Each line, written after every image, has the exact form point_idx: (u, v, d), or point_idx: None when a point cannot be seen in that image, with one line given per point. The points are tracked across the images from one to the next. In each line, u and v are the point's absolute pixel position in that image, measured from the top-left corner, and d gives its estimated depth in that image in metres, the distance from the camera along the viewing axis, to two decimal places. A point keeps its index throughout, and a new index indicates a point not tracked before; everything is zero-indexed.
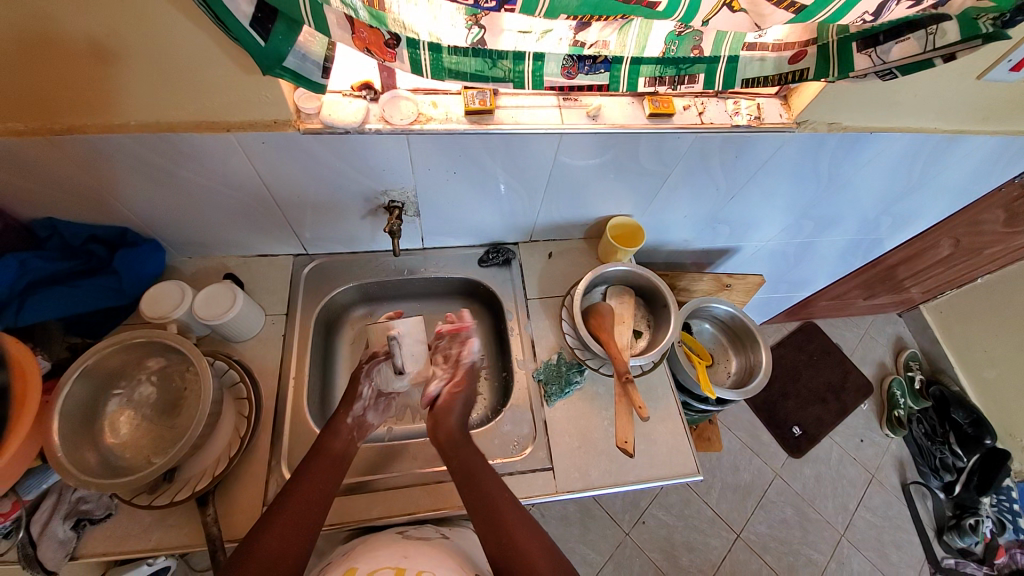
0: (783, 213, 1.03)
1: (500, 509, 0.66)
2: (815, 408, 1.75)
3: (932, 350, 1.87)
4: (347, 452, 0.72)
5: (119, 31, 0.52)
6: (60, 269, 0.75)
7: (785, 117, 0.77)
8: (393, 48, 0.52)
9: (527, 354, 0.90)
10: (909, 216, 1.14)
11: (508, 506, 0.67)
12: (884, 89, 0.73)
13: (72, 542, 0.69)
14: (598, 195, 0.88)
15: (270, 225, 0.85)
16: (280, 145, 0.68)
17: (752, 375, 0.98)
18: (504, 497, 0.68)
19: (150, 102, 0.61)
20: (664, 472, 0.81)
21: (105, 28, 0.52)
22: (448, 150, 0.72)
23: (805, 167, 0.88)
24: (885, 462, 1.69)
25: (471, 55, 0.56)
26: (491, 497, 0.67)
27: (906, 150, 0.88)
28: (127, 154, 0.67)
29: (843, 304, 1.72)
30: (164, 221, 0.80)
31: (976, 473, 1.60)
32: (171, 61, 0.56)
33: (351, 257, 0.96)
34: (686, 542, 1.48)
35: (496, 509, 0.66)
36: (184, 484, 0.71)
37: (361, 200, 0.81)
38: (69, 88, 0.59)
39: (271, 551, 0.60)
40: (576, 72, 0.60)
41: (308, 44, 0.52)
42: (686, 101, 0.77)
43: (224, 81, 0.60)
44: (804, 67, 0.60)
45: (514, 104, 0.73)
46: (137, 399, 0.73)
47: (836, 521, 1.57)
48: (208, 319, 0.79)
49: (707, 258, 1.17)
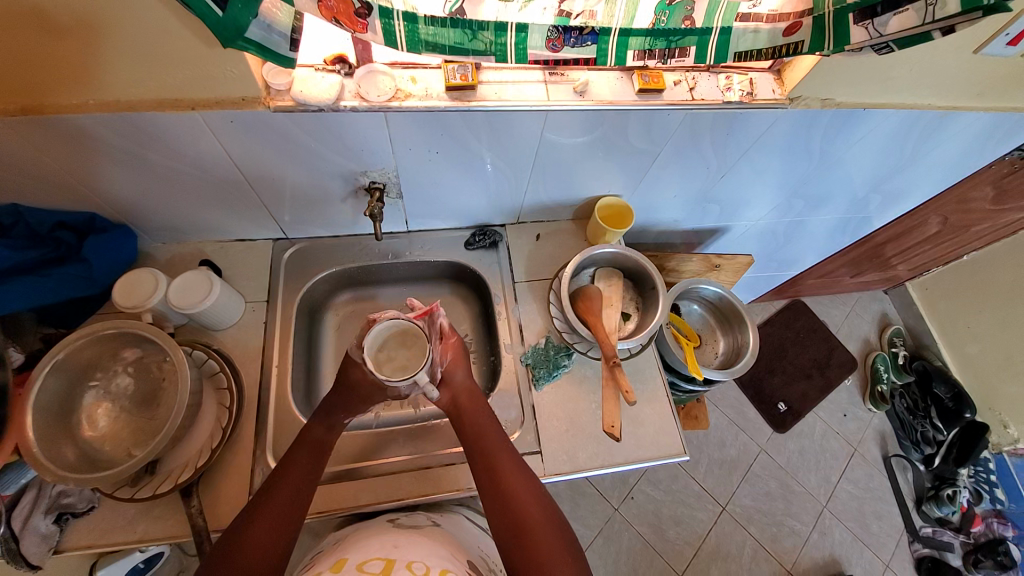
0: (774, 192, 1.01)
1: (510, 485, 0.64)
2: (801, 384, 1.77)
3: (916, 326, 1.89)
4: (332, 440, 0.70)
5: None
6: (28, 257, 0.71)
7: (778, 93, 0.75)
8: (364, 18, 0.49)
9: (515, 337, 0.89)
10: (898, 194, 1.13)
11: (518, 482, 0.65)
12: (879, 63, 0.71)
13: (55, 536, 0.67)
14: (586, 174, 0.86)
15: (247, 208, 0.81)
16: (250, 124, 0.64)
17: (741, 355, 0.98)
18: (516, 473, 0.66)
19: (108, 78, 0.57)
20: (652, 453, 0.81)
21: None
22: (428, 128, 0.69)
23: (797, 144, 0.86)
24: (867, 436, 1.73)
25: (449, 26, 0.52)
26: (502, 472, 0.65)
27: (898, 126, 0.87)
28: (88, 135, 0.63)
29: (831, 282, 1.73)
30: (132, 204, 0.76)
31: (956, 445, 1.63)
32: (125, 34, 0.52)
33: (332, 241, 0.93)
34: (673, 516, 1.52)
35: (505, 486, 0.64)
36: (166, 477, 0.69)
37: (341, 182, 0.78)
38: (24, 66, 0.55)
39: (259, 540, 0.59)
40: (561, 45, 0.56)
41: (271, 12, 0.48)
42: (677, 76, 0.74)
43: (188, 55, 0.56)
44: (798, 41, 0.58)
45: (498, 80, 0.69)
46: (114, 391, 0.71)
47: (818, 493, 1.61)
48: (184, 308, 0.76)
49: (697, 238, 1.15)
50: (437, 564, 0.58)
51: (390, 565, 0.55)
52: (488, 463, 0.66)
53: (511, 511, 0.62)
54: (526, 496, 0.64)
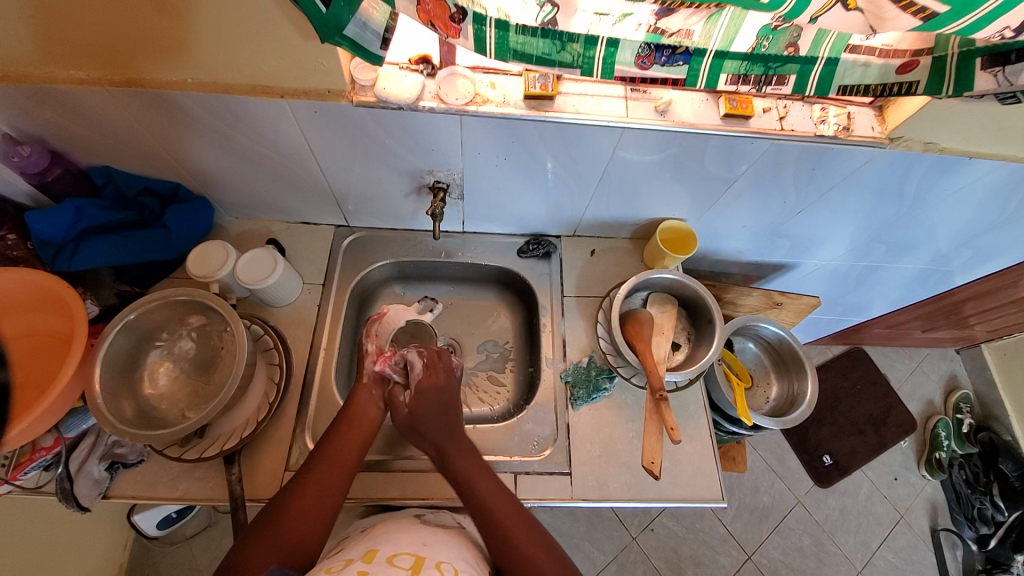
0: (851, 234, 0.94)
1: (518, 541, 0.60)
2: (851, 439, 1.65)
3: (989, 395, 1.73)
4: (378, 421, 0.71)
5: None
6: (112, 219, 0.77)
7: (877, 131, 0.69)
8: (458, 23, 0.49)
9: (558, 352, 0.87)
10: (992, 252, 1.03)
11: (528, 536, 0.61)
12: (997, 111, 0.64)
13: (105, 482, 0.72)
14: (653, 195, 0.83)
15: (314, 194, 0.84)
16: (331, 115, 0.66)
17: (794, 405, 0.92)
18: (534, 540, 0.61)
19: (209, 61, 0.60)
20: (686, 494, 0.77)
21: None
22: (501, 134, 0.69)
23: (887, 187, 0.80)
24: (918, 505, 1.59)
25: (540, 36, 0.51)
26: (516, 540, 0.60)
27: (1005, 180, 0.78)
28: (183, 111, 0.66)
29: (898, 334, 1.60)
30: (212, 178, 0.80)
31: (1015, 530, 1.49)
32: (224, 19, 0.54)
33: (389, 233, 0.95)
34: (693, 556, 1.45)
35: (524, 552, 0.60)
36: (213, 440, 0.72)
37: (406, 178, 0.79)
38: (138, 44, 0.58)
39: (303, 509, 0.60)
40: (650, 63, 0.55)
41: (369, 12, 0.49)
42: (767, 103, 0.70)
43: (281, 45, 0.57)
44: (914, 80, 0.53)
45: (577, 92, 0.68)
46: (176, 352, 0.75)
47: (855, 558, 1.49)
48: (249, 283, 0.79)
49: (758, 271, 1.09)
50: (465, 569, 0.57)
51: (421, 562, 0.55)
52: (489, 518, 0.62)
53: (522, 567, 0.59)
54: (536, 552, 0.60)
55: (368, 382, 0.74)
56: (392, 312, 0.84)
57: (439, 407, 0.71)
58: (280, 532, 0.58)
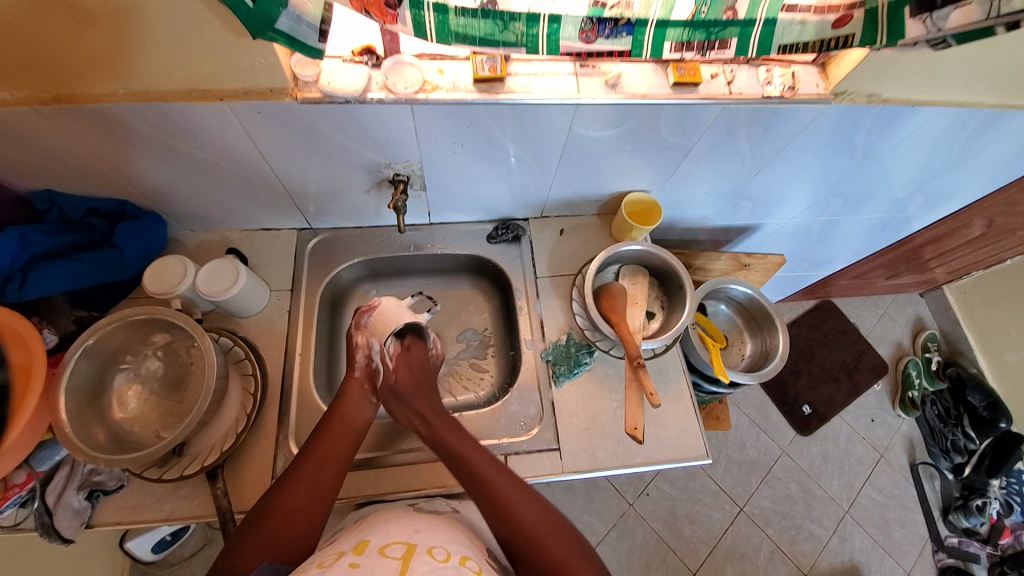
0: (809, 190, 0.97)
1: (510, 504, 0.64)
2: (827, 387, 1.72)
3: (952, 332, 1.81)
4: (366, 423, 0.72)
5: None
6: (62, 243, 0.74)
7: (822, 87, 0.71)
8: (394, 10, 0.47)
9: (536, 333, 0.88)
10: (943, 194, 1.07)
11: (520, 497, 0.66)
12: (932, 58, 0.66)
13: (87, 511, 0.70)
14: (614, 169, 0.83)
15: (273, 198, 0.82)
16: (277, 115, 0.64)
17: (768, 359, 0.95)
18: (530, 502, 0.66)
19: (139, 69, 0.58)
20: (672, 455, 0.80)
21: None
22: (455, 121, 0.68)
23: (838, 140, 0.82)
24: (894, 442, 1.67)
25: (481, 16, 0.50)
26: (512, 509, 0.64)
27: (948, 124, 0.82)
28: (121, 125, 0.64)
29: (863, 283, 1.66)
30: (161, 191, 0.77)
31: (987, 456, 1.59)
32: (150, 23, 0.52)
33: (355, 231, 0.94)
34: (688, 515, 1.50)
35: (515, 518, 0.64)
36: (193, 458, 0.71)
37: (364, 173, 0.78)
38: (63, 59, 0.56)
39: (291, 509, 0.61)
40: (595, 36, 0.54)
41: (302, 5, 0.47)
42: (714, 69, 0.70)
43: (214, 48, 0.56)
44: (849, 33, 0.54)
45: (527, 72, 0.67)
46: (144, 373, 0.73)
47: (840, 498, 1.57)
48: (212, 295, 0.77)
49: (725, 235, 1.12)
50: (457, 550, 0.58)
51: (412, 549, 0.55)
52: (485, 490, 0.66)
53: (518, 528, 0.63)
54: (530, 510, 0.65)
55: (359, 377, 0.75)
56: (384, 304, 0.78)
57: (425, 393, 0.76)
58: (272, 531, 0.59)
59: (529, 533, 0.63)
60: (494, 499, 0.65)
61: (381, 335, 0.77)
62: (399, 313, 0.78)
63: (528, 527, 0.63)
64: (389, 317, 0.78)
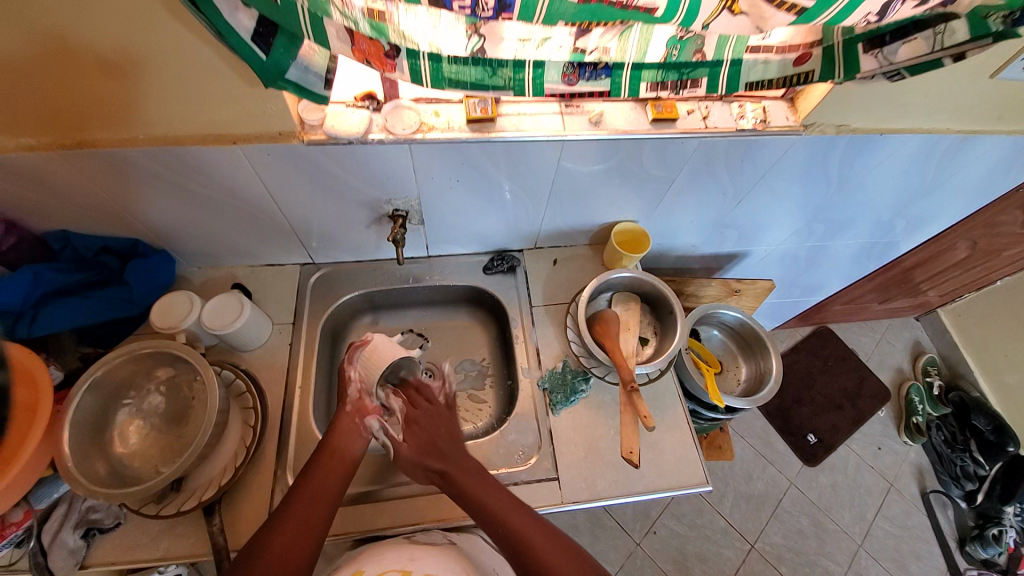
0: (792, 217, 1.01)
1: (527, 537, 0.63)
2: (831, 415, 1.71)
3: (952, 355, 1.81)
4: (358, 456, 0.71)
5: (117, 38, 0.52)
6: (73, 279, 0.77)
7: (792, 120, 0.77)
8: (393, 59, 0.53)
9: (533, 361, 0.89)
10: (924, 218, 1.11)
11: (538, 532, 0.64)
12: (891, 90, 0.72)
13: (82, 551, 0.69)
14: (603, 200, 0.87)
15: (277, 235, 0.86)
16: (284, 156, 0.68)
17: (763, 382, 0.96)
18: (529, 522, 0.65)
19: (159, 116, 0.63)
20: (673, 482, 0.79)
21: (100, 35, 0.52)
22: (450, 158, 0.73)
23: (814, 169, 0.86)
24: (904, 471, 1.64)
25: (471, 64, 0.55)
26: (511, 524, 0.64)
27: (917, 151, 0.86)
28: (138, 167, 0.68)
29: (857, 308, 1.68)
30: (171, 230, 0.81)
31: (999, 482, 1.54)
32: (176, 74, 0.57)
33: (356, 265, 0.97)
34: (698, 553, 1.45)
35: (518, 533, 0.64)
36: (191, 493, 0.71)
37: (365, 210, 0.82)
38: (92, 109, 0.61)
39: (284, 545, 0.60)
40: (576, 79, 0.59)
41: (309, 56, 0.53)
42: (690, 106, 0.76)
43: (228, 96, 0.61)
44: (809, 70, 0.59)
45: (516, 112, 0.73)
46: (146, 409, 0.74)
47: (853, 532, 1.52)
48: (215, 329, 0.80)
49: (717, 262, 1.15)
50: None
51: None
52: (481, 506, 0.66)
53: (539, 567, 0.61)
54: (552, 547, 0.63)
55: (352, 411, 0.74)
56: (376, 340, 0.79)
57: (442, 436, 0.74)
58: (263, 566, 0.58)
59: (553, 574, 0.61)
60: (508, 531, 0.64)
61: (377, 370, 0.77)
62: (392, 348, 0.79)
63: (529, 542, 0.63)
64: (381, 352, 0.78)
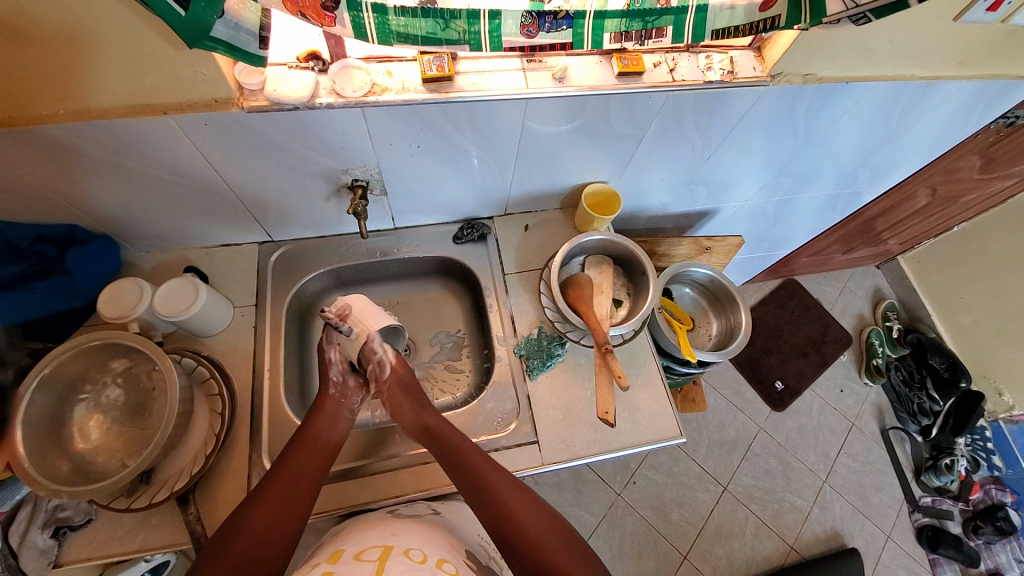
0: (761, 170, 1.01)
1: (537, 539, 0.62)
2: (798, 362, 1.78)
3: (910, 300, 1.90)
4: (338, 441, 0.70)
5: None
6: (10, 271, 0.70)
7: (759, 70, 0.75)
8: (332, 11, 0.48)
9: (508, 329, 0.89)
10: (887, 166, 1.12)
11: (505, 485, 0.66)
12: (857, 35, 0.71)
13: (53, 550, 0.67)
14: (571, 161, 0.85)
15: (230, 213, 0.81)
16: (225, 126, 0.63)
17: (734, 336, 0.99)
18: (499, 477, 0.67)
19: (83, 86, 0.56)
20: (649, 438, 0.81)
21: None
22: (409, 123, 0.69)
23: (782, 119, 0.85)
24: (865, 410, 1.74)
25: (421, 16, 0.51)
26: (485, 481, 0.66)
27: (883, 99, 0.86)
28: (59, 146, 0.62)
29: (822, 260, 1.73)
30: (112, 213, 0.75)
31: (952, 415, 1.66)
32: (91, 38, 0.51)
33: (318, 241, 0.93)
34: (676, 498, 1.53)
35: (490, 489, 0.65)
36: (162, 484, 0.69)
37: (322, 181, 0.77)
38: (5, 84, 0.54)
39: (263, 525, 0.59)
40: (536, 31, 0.55)
41: (238, 12, 0.48)
42: (657, 57, 0.73)
43: (154, 60, 0.55)
44: (775, 14, 0.56)
45: (475, 69, 0.68)
46: (105, 403, 0.70)
47: (818, 468, 1.62)
48: (171, 315, 0.75)
49: (687, 220, 1.15)
50: (434, 552, 0.58)
51: (388, 551, 0.56)
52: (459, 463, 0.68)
53: (505, 512, 0.64)
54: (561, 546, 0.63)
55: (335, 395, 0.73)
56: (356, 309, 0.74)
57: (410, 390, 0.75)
58: (244, 546, 0.57)
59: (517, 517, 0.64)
60: (517, 534, 0.63)
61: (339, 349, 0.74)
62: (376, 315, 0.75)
63: (498, 493, 0.65)
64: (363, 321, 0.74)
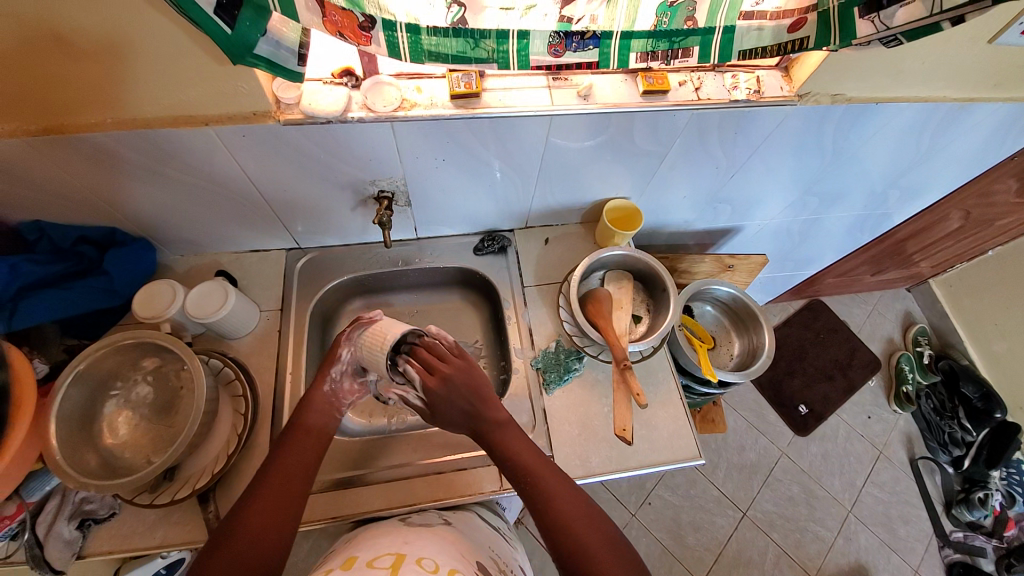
0: (787, 189, 0.99)
1: (574, 525, 0.60)
2: (822, 385, 1.73)
3: (942, 325, 1.83)
4: (328, 430, 0.70)
5: (74, 13, 0.49)
6: (52, 271, 0.73)
7: (786, 90, 0.74)
8: (368, 31, 0.50)
9: (525, 342, 0.89)
10: (919, 187, 1.10)
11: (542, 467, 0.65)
12: (887, 56, 0.70)
13: (78, 542, 0.69)
14: (594, 177, 0.85)
15: (261, 221, 0.84)
16: (261, 138, 0.66)
17: (756, 356, 0.97)
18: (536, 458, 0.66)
19: (131, 96, 0.59)
20: (666, 457, 0.80)
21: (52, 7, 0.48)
22: (436, 137, 0.70)
23: (809, 139, 0.84)
24: (893, 438, 1.67)
25: (452, 35, 0.53)
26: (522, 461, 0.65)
27: (914, 120, 0.85)
28: (106, 152, 0.65)
29: (849, 281, 1.69)
30: (150, 218, 0.79)
31: (985, 447, 1.58)
32: (142, 52, 0.54)
33: (344, 250, 0.95)
34: (692, 522, 1.49)
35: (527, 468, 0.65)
36: (184, 482, 0.71)
37: (350, 191, 0.79)
38: (62, 94, 0.58)
39: (258, 525, 0.58)
40: (563, 50, 0.57)
41: (280, 31, 0.51)
42: (682, 76, 0.74)
43: (199, 74, 0.58)
44: (804, 36, 0.56)
45: (501, 86, 0.70)
46: (134, 399, 0.73)
47: (842, 497, 1.57)
48: (201, 317, 0.78)
49: (710, 238, 1.14)
50: (447, 563, 0.58)
51: (401, 559, 0.56)
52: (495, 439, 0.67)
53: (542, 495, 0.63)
54: (602, 547, 0.59)
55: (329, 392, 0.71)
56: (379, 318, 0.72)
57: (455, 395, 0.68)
58: (240, 546, 0.56)
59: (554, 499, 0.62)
60: (555, 519, 0.61)
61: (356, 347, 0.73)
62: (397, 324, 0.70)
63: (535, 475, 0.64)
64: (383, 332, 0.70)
